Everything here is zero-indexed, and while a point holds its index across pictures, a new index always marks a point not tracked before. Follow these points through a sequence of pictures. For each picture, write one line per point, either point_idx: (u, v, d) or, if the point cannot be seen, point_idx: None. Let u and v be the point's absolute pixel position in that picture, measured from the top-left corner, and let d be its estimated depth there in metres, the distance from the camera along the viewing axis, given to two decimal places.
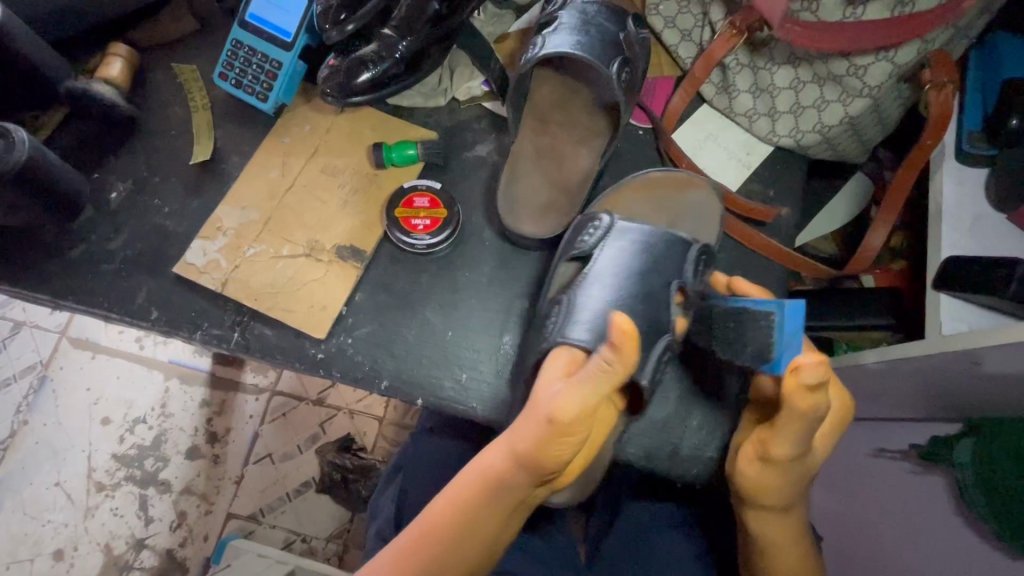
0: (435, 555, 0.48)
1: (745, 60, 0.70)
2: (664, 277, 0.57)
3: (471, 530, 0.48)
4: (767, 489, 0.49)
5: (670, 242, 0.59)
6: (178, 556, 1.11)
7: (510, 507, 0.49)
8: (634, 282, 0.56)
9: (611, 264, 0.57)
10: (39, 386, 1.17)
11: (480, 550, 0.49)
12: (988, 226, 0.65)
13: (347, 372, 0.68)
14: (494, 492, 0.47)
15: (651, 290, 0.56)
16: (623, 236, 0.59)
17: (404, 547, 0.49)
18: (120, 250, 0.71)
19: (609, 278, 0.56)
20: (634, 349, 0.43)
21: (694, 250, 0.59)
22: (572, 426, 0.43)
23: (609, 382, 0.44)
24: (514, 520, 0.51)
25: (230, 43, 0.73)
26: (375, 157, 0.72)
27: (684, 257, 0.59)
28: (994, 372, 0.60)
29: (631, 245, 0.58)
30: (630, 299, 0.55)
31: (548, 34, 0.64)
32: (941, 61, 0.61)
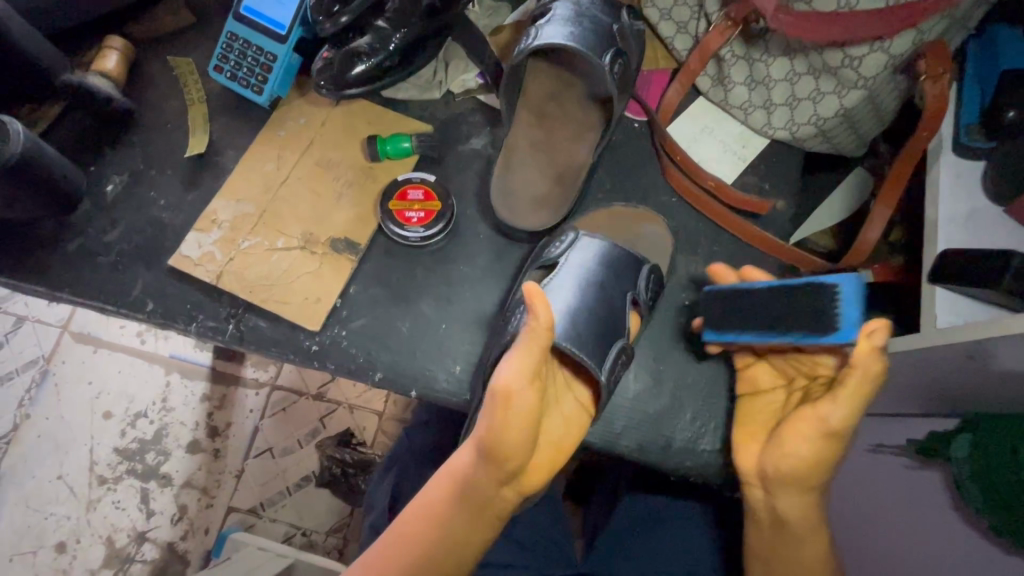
0: (414, 551, 0.54)
1: (740, 52, 0.70)
2: (620, 287, 0.62)
3: (444, 525, 0.54)
4: (827, 461, 0.52)
5: (627, 258, 0.64)
6: (179, 549, 1.12)
7: (480, 505, 0.53)
8: (597, 287, 0.62)
9: (578, 269, 0.62)
10: (41, 380, 1.18)
11: (457, 548, 0.54)
12: (984, 219, 0.64)
13: (341, 364, 0.68)
14: (462, 487, 0.53)
15: (607, 300, 0.61)
16: (585, 246, 0.64)
17: (400, 532, 0.55)
18: (117, 242, 0.71)
19: (570, 284, 0.61)
20: (543, 302, 0.50)
21: (648, 266, 0.64)
22: (515, 391, 0.49)
23: (540, 342, 0.51)
24: (491, 524, 0.54)
25: (225, 35, 0.73)
26: (370, 150, 0.72)
27: (639, 271, 0.64)
28: (988, 366, 0.60)
29: (592, 255, 0.63)
30: (593, 301, 0.61)
31: (542, 26, 0.64)
32: (936, 51, 0.60)
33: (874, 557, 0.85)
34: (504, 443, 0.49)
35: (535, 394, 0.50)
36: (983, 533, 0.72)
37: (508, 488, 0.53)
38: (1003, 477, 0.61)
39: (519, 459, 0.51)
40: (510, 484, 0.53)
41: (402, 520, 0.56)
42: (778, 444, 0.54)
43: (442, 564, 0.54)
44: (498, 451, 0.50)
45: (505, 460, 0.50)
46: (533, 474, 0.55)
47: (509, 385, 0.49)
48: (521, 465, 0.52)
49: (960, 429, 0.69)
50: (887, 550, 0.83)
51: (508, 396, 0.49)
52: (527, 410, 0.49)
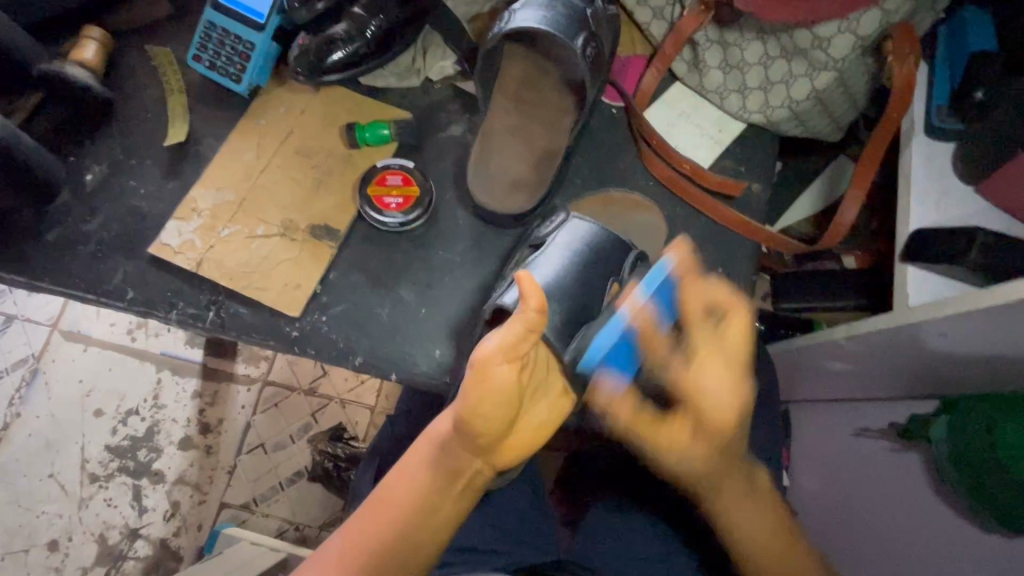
0: (389, 521, 0.52)
1: (715, 36, 0.71)
2: (602, 273, 0.65)
3: (426, 490, 0.53)
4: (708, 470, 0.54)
5: (613, 242, 0.66)
6: (172, 545, 1.12)
7: (457, 474, 0.53)
8: (578, 268, 0.64)
9: (566, 247, 0.65)
10: (31, 378, 1.18)
11: (433, 518, 0.53)
12: (956, 198, 0.66)
13: (322, 349, 0.69)
14: (441, 453, 0.53)
15: (588, 283, 0.64)
16: (575, 227, 0.66)
17: (388, 487, 0.54)
18: (96, 232, 0.72)
19: (556, 261, 0.64)
20: (537, 293, 0.47)
21: (632, 254, 0.67)
22: (492, 362, 0.47)
23: (528, 325, 0.47)
24: (468, 493, 0.55)
25: (204, 24, 0.73)
26: (349, 138, 0.73)
27: (623, 256, 0.67)
28: (962, 342, 0.61)
29: (580, 236, 0.65)
30: (571, 279, 0.63)
31: (517, 9, 0.65)
32: (902, 31, 0.63)
33: (860, 540, 0.85)
34: (483, 411, 0.48)
35: (514, 371, 0.48)
36: (962, 513, 0.73)
37: (482, 458, 0.53)
38: (979, 456, 0.62)
39: (497, 434, 0.50)
40: (481, 457, 0.53)
41: (378, 491, 0.54)
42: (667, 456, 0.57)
43: (418, 534, 0.53)
44: (473, 422, 0.49)
45: (480, 433, 0.50)
46: (506, 452, 0.53)
47: (491, 357, 0.47)
48: (496, 439, 0.51)
49: (939, 409, 0.71)
50: (871, 534, 0.84)
51: (487, 369, 0.47)
52: (507, 383, 0.47)
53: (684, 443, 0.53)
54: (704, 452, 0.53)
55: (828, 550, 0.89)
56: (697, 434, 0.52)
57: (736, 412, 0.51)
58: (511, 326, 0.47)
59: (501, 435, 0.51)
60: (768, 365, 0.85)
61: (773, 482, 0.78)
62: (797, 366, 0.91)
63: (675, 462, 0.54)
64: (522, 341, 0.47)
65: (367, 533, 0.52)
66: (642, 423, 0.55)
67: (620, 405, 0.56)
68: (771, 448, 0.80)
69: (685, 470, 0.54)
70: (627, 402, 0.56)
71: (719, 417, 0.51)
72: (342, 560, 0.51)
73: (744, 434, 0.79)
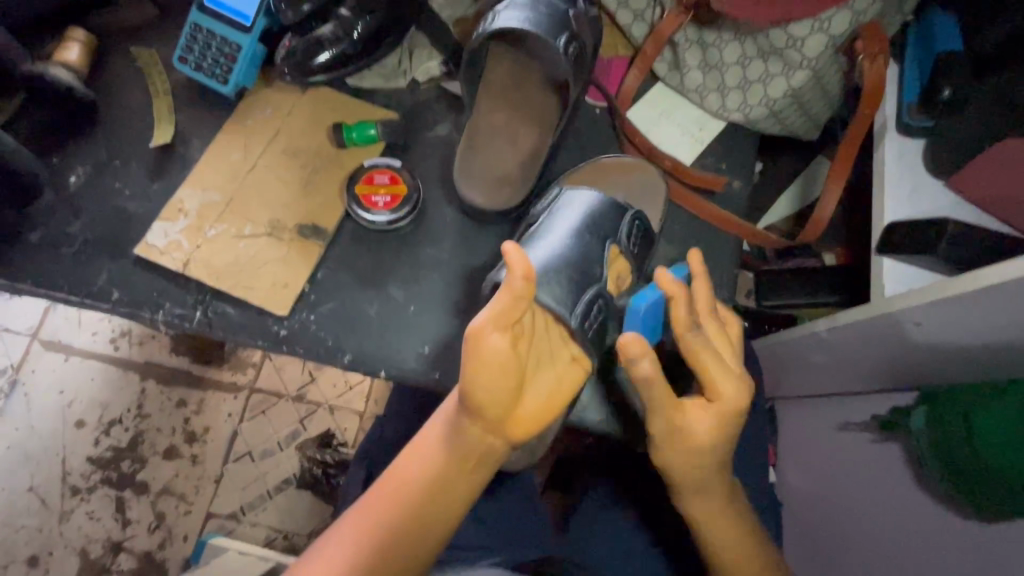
0: (391, 505, 0.53)
1: (694, 37, 0.73)
2: (600, 236, 0.66)
3: (442, 460, 0.53)
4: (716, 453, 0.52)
5: (609, 206, 0.68)
6: (157, 557, 1.11)
7: (468, 455, 0.53)
8: (578, 236, 0.65)
9: (565, 218, 0.67)
10: (10, 390, 1.15)
11: (445, 496, 0.53)
12: (927, 192, 0.68)
13: (310, 348, 0.69)
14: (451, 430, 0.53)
15: (589, 246, 0.65)
16: (571, 198, 0.68)
17: (407, 456, 0.55)
18: (80, 234, 0.71)
19: (556, 232, 0.66)
20: (523, 261, 0.46)
21: (631, 213, 0.69)
22: (483, 332, 0.47)
23: (516, 294, 0.47)
24: (482, 471, 0.54)
25: (189, 27, 0.74)
26: (336, 138, 0.73)
27: (620, 218, 0.68)
28: (937, 333, 0.63)
29: (578, 207, 0.68)
30: (575, 247, 0.64)
31: (500, 11, 0.67)
32: (872, 33, 0.64)
33: (850, 532, 0.86)
34: (479, 383, 0.49)
35: (509, 341, 0.48)
36: (941, 502, 0.74)
37: (495, 437, 0.52)
38: (958, 445, 0.64)
39: (506, 406, 0.50)
40: (494, 434, 0.52)
41: (374, 489, 0.54)
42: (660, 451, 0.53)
43: (420, 524, 0.52)
44: (476, 394, 0.49)
45: (483, 407, 0.50)
46: (519, 425, 0.52)
47: (482, 327, 0.47)
48: (504, 413, 0.51)
49: (919, 399, 0.72)
50: (857, 524, 0.85)
51: (481, 339, 0.47)
52: (505, 351, 0.48)
53: (697, 426, 0.51)
54: (711, 437, 0.51)
55: (812, 544, 0.92)
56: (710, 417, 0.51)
57: (745, 399, 0.51)
58: (500, 297, 0.47)
59: (511, 409, 0.50)
60: (753, 361, 0.87)
61: (757, 478, 0.80)
62: (780, 360, 0.93)
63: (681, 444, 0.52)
64: (512, 312, 0.47)
65: (389, 503, 0.53)
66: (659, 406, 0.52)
67: (655, 381, 0.48)
68: (755, 443, 0.82)
69: (684, 455, 0.52)
70: (658, 376, 0.48)
71: (734, 397, 0.51)
72: (360, 535, 0.52)
73: None
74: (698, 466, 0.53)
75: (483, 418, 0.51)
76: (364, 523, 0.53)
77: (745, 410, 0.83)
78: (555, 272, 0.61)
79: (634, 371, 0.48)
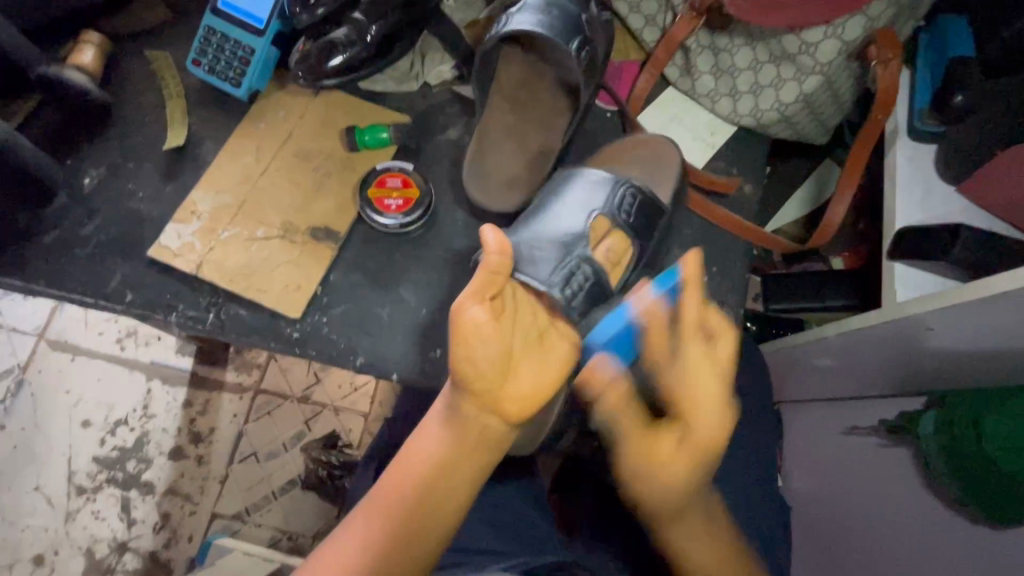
0: (398, 495, 0.53)
1: (706, 42, 0.73)
2: (584, 211, 0.67)
3: (446, 445, 0.54)
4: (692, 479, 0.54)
5: (596, 182, 0.69)
6: (162, 557, 1.11)
7: (469, 436, 0.54)
8: (562, 211, 0.67)
9: (551, 198, 0.68)
10: (17, 389, 1.16)
11: (450, 480, 0.54)
12: (938, 197, 0.68)
13: (322, 350, 0.69)
14: (450, 414, 0.55)
15: (572, 220, 0.67)
16: (561, 180, 0.70)
17: (409, 447, 0.56)
18: (93, 235, 0.71)
19: (542, 210, 0.68)
20: (497, 239, 0.54)
21: (622, 184, 0.68)
22: (462, 305, 0.52)
23: (491, 270, 0.54)
24: (483, 454, 0.55)
25: (203, 30, 0.74)
26: (348, 140, 0.74)
27: (609, 191, 0.68)
28: (948, 338, 0.63)
29: (565, 185, 0.69)
30: (558, 222, 0.67)
31: (513, 13, 0.67)
32: (886, 38, 0.65)
33: (857, 536, 0.86)
34: (466, 356, 0.52)
35: (488, 312, 0.53)
36: (952, 507, 0.73)
37: (490, 414, 0.54)
38: (967, 450, 0.64)
39: (494, 378, 0.53)
40: (491, 411, 0.54)
41: (379, 482, 0.55)
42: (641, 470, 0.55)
43: (428, 510, 0.53)
44: (465, 370, 0.52)
45: (473, 381, 0.53)
46: (509, 400, 0.54)
47: (464, 299, 0.53)
48: (493, 387, 0.53)
49: (928, 404, 0.72)
50: (863, 528, 0.85)
51: (462, 311, 0.52)
52: (487, 320, 0.52)
53: (666, 458, 0.54)
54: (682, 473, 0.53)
55: (819, 551, 0.92)
56: (682, 448, 0.53)
57: (722, 433, 0.53)
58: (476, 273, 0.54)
59: (498, 381, 0.53)
60: (761, 364, 0.87)
61: (765, 481, 0.80)
62: (788, 364, 0.92)
63: (649, 468, 0.54)
64: (490, 284, 0.54)
65: (396, 495, 0.53)
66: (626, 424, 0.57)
67: (613, 397, 0.58)
68: (764, 447, 0.82)
69: (654, 474, 0.54)
70: (617, 395, 0.58)
71: (710, 428, 0.53)
72: (369, 530, 0.52)
73: (738, 431, 0.81)
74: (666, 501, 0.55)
75: (473, 395, 0.53)
76: (371, 517, 0.53)
77: (753, 414, 0.83)
78: (535, 249, 0.65)
79: (587, 390, 0.59)
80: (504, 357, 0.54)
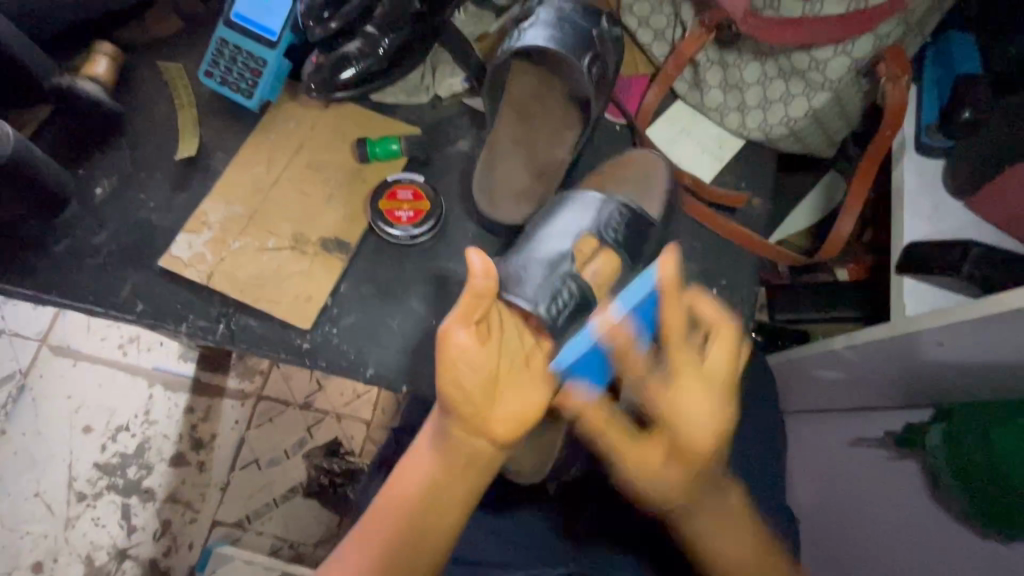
0: (398, 511, 0.54)
1: (715, 56, 0.74)
2: (571, 230, 0.67)
3: (443, 462, 0.54)
4: (686, 474, 0.51)
5: (583, 201, 0.68)
6: (162, 565, 1.10)
7: (463, 458, 0.54)
8: (547, 232, 0.67)
9: (539, 220, 0.68)
10: (18, 395, 1.16)
11: (447, 498, 0.54)
12: (947, 212, 0.69)
13: (332, 361, 0.69)
14: (444, 435, 0.55)
15: (558, 240, 0.66)
16: (551, 201, 0.70)
17: (405, 463, 0.56)
18: (104, 244, 0.72)
19: (530, 232, 0.68)
20: (482, 261, 0.49)
21: (609, 203, 0.67)
22: (450, 333, 0.51)
23: (476, 297, 0.50)
24: (478, 473, 0.55)
25: (215, 41, 0.74)
26: (360, 151, 0.74)
27: (597, 210, 0.67)
28: (960, 353, 0.63)
29: (553, 207, 0.69)
30: (543, 243, 0.66)
31: (525, 28, 0.68)
32: (894, 55, 0.66)
33: (848, 547, 0.85)
34: (455, 382, 0.51)
35: (473, 336, 0.51)
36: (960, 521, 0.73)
37: (480, 437, 0.53)
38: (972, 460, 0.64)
39: (480, 402, 0.52)
40: (480, 434, 0.53)
41: (378, 498, 0.55)
42: (636, 476, 0.52)
43: (427, 526, 0.53)
44: (452, 393, 0.52)
45: (462, 407, 0.52)
46: (497, 425, 0.53)
47: (450, 324, 0.51)
48: (482, 411, 0.52)
49: (935, 417, 0.72)
50: (857, 542, 0.84)
51: (450, 336, 0.51)
52: (471, 345, 0.51)
53: (653, 457, 0.51)
54: (672, 473, 0.51)
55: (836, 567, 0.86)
56: (670, 456, 0.50)
57: (712, 437, 0.48)
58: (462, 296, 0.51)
59: (485, 404, 0.52)
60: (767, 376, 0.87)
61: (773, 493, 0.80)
62: (793, 375, 0.92)
63: (643, 476, 0.52)
64: (473, 309, 0.50)
65: (396, 512, 0.54)
66: (619, 433, 0.53)
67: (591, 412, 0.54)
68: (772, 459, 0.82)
69: (651, 478, 0.51)
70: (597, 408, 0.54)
71: (688, 440, 0.48)
72: (371, 545, 0.53)
73: None
74: (668, 493, 0.52)
75: (462, 417, 0.53)
76: (372, 534, 0.53)
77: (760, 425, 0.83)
78: (523, 271, 0.65)
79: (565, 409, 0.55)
80: (492, 386, 0.53)
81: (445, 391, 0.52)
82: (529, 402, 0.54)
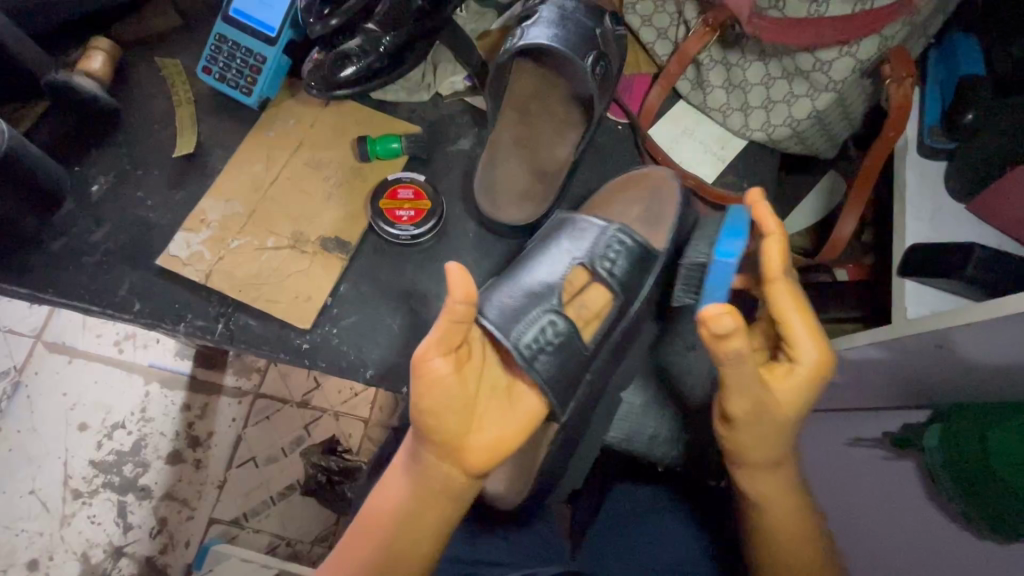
0: (378, 531, 0.54)
1: (718, 56, 0.73)
2: (562, 260, 0.63)
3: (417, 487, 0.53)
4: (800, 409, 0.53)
5: (584, 228, 0.65)
6: (158, 563, 1.10)
7: (437, 483, 0.53)
8: (541, 257, 0.63)
9: (536, 245, 0.65)
10: (13, 392, 1.15)
11: (423, 522, 0.54)
12: (948, 215, 0.68)
13: (331, 361, 0.69)
14: (416, 459, 0.54)
15: (550, 266, 0.62)
16: (553, 225, 0.67)
17: (383, 483, 0.55)
18: (101, 242, 0.71)
19: (525, 257, 0.64)
20: (464, 282, 0.46)
21: (606, 231, 0.64)
22: (425, 361, 0.49)
23: (454, 321, 0.47)
24: (454, 495, 0.54)
25: (214, 37, 0.74)
26: (360, 150, 0.73)
27: (593, 237, 0.64)
28: (960, 356, 0.63)
29: (554, 232, 0.66)
30: (534, 268, 0.62)
31: (528, 26, 0.67)
32: (899, 57, 0.65)
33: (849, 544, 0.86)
34: (428, 411, 0.50)
35: (450, 363, 0.49)
36: (958, 522, 0.73)
37: (454, 464, 0.53)
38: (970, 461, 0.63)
39: (455, 430, 0.51)
40: (451, 460, 0.52)
41: (360, 516, 0.56)
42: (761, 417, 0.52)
43: (405, 547, 0.53)
44: (427, 422, 0.50)
45: (437, 436, 0.51)
46: (470, 454, 0.52)
47: (424, 351, 0.49)
48: (457, 438, 0.51)
49: (933, 418, 0.71)
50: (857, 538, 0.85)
51: (425, 363, 0.49)
52: (447, 374, 0.49)
53: (781, 386, 0.52)
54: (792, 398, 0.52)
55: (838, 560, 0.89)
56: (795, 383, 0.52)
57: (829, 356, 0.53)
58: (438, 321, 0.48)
59: (462, 432, 0.51)
60: None
61: None
62: None
63: (765, 417, 0.52)
64: (450, 333, 0.48)
65: (375, 534, 0.54)
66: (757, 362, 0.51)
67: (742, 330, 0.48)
68: None
69: (773, 417, 0.52)
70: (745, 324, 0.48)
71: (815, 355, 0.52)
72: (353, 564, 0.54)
73: None
74: (778, 436, 0.53)
75: (436, 445, 0.52)
76: (354, 552, 0.54)
77: None
78: (505, 296, 0.59)
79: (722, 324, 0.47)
80: (467, 416, 0.51)
81: (417, 419, 0.51)
82: (504, 431, 0.53)
